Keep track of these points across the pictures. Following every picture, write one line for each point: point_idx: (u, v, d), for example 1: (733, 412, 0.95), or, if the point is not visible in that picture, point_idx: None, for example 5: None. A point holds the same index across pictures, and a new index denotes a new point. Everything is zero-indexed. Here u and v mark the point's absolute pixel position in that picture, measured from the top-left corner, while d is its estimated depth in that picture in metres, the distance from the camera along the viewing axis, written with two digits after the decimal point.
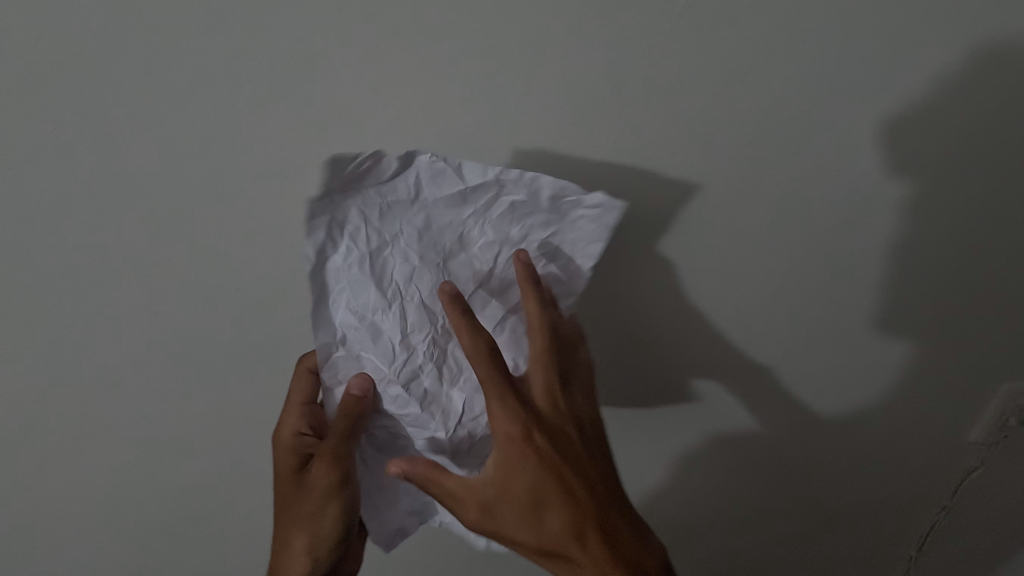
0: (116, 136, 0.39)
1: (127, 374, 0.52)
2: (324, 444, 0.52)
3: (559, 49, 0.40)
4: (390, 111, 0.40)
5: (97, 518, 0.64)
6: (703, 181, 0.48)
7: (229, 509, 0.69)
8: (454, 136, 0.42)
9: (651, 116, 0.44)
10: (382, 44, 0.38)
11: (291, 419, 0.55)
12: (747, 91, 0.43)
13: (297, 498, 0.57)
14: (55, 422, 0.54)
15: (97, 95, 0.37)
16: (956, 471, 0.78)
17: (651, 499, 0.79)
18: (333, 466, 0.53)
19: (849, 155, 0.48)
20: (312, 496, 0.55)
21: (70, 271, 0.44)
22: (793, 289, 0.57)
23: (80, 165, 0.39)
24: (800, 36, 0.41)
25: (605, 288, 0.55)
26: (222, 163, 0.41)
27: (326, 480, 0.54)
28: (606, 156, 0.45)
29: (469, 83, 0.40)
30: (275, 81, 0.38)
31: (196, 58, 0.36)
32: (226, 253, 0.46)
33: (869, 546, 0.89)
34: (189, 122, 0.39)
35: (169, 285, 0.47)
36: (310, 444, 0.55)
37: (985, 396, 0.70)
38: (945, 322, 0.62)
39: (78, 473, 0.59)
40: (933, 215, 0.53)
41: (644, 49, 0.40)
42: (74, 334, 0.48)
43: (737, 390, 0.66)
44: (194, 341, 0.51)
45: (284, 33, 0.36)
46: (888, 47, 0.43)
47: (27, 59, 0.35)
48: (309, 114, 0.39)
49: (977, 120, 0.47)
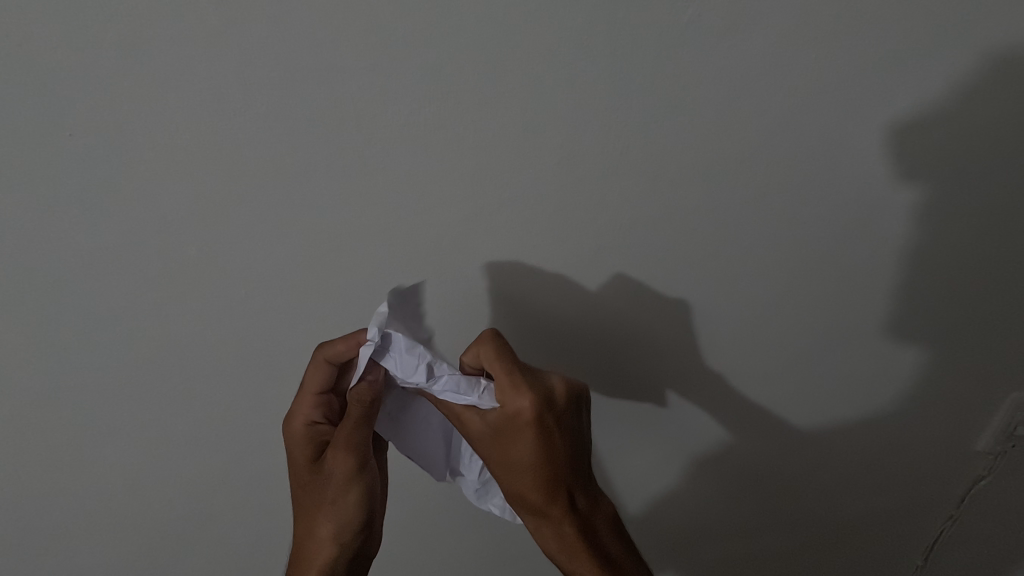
0: (128, 140, 0.38)
1: (137, 396, 0.51)
2: (342, 432, 0.51)
3: (567, 58, 0.40)
4: (401, 118, 0.41)
5: (103, 550, 0.63)
6: (711, 192, 0.48)
7: (237, 540, 0.67)
8: (464, 144, 0.42)
9: (657, 126, 0.44)
10: (389, 54, 0.38)
11: (304, 410, 0.52)
12: (751, 102, 0.44)
13: (317, 490, 0.55)
14: (65, 449, 0.53)
15: (110, 103, 0.37)
16: (963, 480, 0.78)
17: (656, 508, 0.79)
18: (350, 446, 0.51)
19: (855, 165, 0.48)
20: (331, 486, 0.54)
21: (82, 289, 0.44)
22: (799, 300, 0.58)
23: (91, 171, 0.39)
24: (805, 47, 0.42)
25: (608, 304, 0.55)
26: (236, 176, 0.41)
27: (344, 469, 0.52)
28: (613, 168, 0.45)
29: (478, 91, 0.40)
30: (288, 93, 0.38)
31: (212, 68, 0.37)
32: (238, 267, 0.46)
33: (875, 555, 0.89)
34: (204, 132, 0.39)
35: (182, 303, 0.47)
36: (326, 434, 0.53)
37: (991, 406, 0.69)
38: (952, 333, 0.62)
39: (86, 504, 0.58)
40: (939, 228, 0.53)
41: (650, 58, 0.41)
42: (84, 354, 0.48)
43: (744, 404, 0.66)
44: (197, 355, 0.50)
45: (298, 40, 0.37)
46: (893, 58, 0.43)
47: (43, 63, 0.35)
48: (320, 120, 0.40)
49: (985, 131, 0.47)
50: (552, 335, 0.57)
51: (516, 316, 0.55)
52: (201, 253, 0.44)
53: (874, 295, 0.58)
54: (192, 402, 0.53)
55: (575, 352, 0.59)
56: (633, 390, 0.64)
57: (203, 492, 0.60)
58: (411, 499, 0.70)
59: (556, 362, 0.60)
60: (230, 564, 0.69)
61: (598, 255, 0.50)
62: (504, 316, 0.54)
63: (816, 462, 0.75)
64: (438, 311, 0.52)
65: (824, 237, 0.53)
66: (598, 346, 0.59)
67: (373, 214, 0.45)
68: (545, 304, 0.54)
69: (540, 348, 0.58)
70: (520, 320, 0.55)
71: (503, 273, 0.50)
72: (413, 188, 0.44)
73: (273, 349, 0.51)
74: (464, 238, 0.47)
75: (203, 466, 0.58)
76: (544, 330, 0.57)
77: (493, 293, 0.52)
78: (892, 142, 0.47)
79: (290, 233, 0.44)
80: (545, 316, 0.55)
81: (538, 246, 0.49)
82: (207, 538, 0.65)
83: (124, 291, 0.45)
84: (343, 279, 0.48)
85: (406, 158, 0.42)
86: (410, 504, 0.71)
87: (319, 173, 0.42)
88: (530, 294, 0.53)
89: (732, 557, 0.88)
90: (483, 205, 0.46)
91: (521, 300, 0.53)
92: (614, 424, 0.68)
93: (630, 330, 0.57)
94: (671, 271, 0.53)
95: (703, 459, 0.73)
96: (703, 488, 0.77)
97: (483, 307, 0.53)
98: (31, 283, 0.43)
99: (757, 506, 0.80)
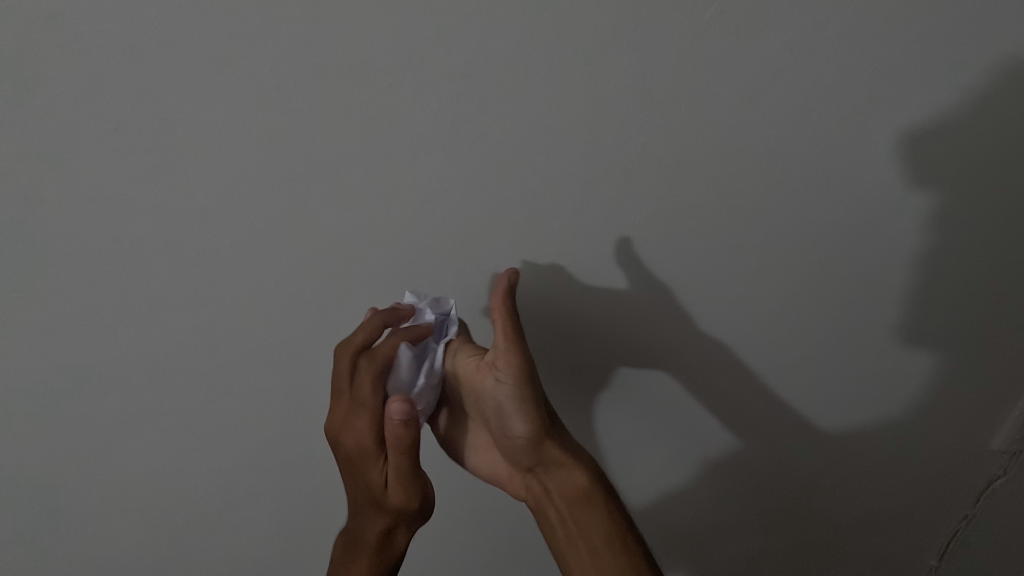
0: (168, 135, 0.40)
1: (161, 383, 0.52)
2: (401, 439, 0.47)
3: (592, 56, 0.41)
4: (429, 113, 0.42)
5: (117, 539, 0.63)
6: (729, 189, 0.49)
7: (251, 535, 0.67)
8: (490, 140, 0.43)
9: (678, 123, 0.45)
10: (419, 51, 0.39)
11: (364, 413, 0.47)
12: (769, 98, 0.45)
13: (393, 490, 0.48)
14: (90, 432, 0.54)
15: (148, 95, 0.38)
16: (980, 478, 0.78)
17: (672, 514, 0.78)
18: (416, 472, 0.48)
19: (877, 162, 0.49)
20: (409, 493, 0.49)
21: (108, 275, 0.45)
22: (817, 297, 0.58)
23: (132, 160, 0.41)
24: (823, 45, 0.43)
25: (628, 305, 0.55)
26: (264, 168, 0.42)
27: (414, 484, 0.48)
28: (631, 164, 0.46)
29: (504, 87, 0.41)
30: (317, 87, 0.39)
31: (247, 62, 0.38)
32: (262, 259, 0.46)
33: (890, 553, 0.88)
34: (235, 125, 0.40)
35: (206, 293, 0.48)
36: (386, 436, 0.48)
37: (1007, 405, 0.70)
38: (972, 330, 0.62)
39: (107, 489, 0.59)
40: (959, 225, 0.54)
41: (672, 55, 0.42)
42: (108, 339, 0.49)
43: (762, 402, 0.66)
44: (225, 347, 0.51)
45: (336, 39, 0.38)
46: (909, 55, 0.44)
47: (92, 54, 0.36)
48: (350, 115, 0.41)
49: (1003, 130, 0.48)
50: (548, 347, 0.57)
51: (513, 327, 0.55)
52: (225, 244, 0.45)
53: (894, 292, 0.58)
54: (213, 392, 0.54)
55: (572, 364, 0.59)
56: (642, 399, 0.64)
57: (220, 484, 0.61)
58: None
59: (560, 376, 0.59)
60: (240, 561, 0.69)
61: (617, 252, 0.51)
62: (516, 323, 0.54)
63: (830, 459, 0.74)
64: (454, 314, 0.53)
65: (842, 234, 0.53)
66: (601, 356, 0.59)
67: (396, 208, 0.45)
68: (547, 308, 0.54)
69: (541, 361, 0.58)
70: (530, 327, 0.55)
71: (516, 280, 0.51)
72: (439, 182, 0.45)
73: (298, 344, 0.52)
74: (487, 234, 0.48)
75: (229, 457, 0.59)
76: (535, 343, 0.57)
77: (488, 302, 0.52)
78: (911, 138, 0.48)
79: (316, 225, 0.45)
80: (539, 327, 0.55)
81: (558, 242, 0.49)
82: (218, 532, 0.65)
83: (151, 277, 0.46)
84: (369, 275, 0.49)
85: (431, 154, 0.43)
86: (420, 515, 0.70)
87: (346, 166, 0.43)
88: (527, 302, 0.53)
89: (745, 560, 0.87)
90: (505, 200, 0.46)
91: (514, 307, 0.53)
92: (618, 436, 0.67)
93: (636, 336, 0.57)
94: (689, 268, 0.53)
95: (720, 462, 0.72)
96: (719, 489, 0.76)
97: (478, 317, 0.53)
98: (72, 270, 0.45)
99: (773, 505, 0.79)
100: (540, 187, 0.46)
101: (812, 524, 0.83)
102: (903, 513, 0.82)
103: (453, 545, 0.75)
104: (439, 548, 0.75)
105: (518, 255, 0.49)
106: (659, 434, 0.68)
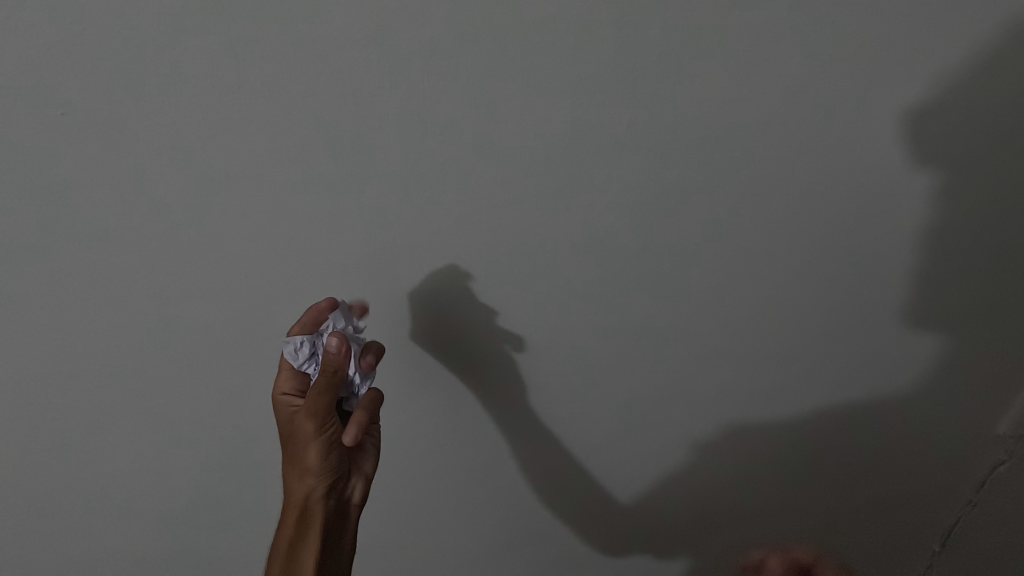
0: (122, 124, 0.38)
1: (131, 381, 0.51)
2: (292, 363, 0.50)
3: (567, 34, 0.39)
4: (397, 97, 0.40)
5: (96, 537, 0.62)
6: (716, 170, 0.47)
7: (236, 531, 0.65)
8: (464, 124, 0.41)
9: (660, 103, 0.43)
10: (384, 32, 0.37)
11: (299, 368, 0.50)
12: (757, 76, 0.43)
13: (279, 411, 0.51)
14: (61, 432, 0.53)
15: (98, 82, 0.36)
16: (983, 464, 0.77)
17: (668, 507, 0.76)
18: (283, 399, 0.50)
19: (872, 140, 0.47)
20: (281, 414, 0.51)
21: (69, 270, 0.44)
22: (810, 283, 0.55)
23: (87, 148, 0.39)
24: (809, 19, 0.41)
25: (614, 295, 0.53)
26: (226, 158, 0.40)
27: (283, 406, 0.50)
28: (613, 147, 0.44)
29: (477, 65, 0.39)
30: (278, 72, 0.38)
31: (202, 46, 0.36)
32: (229, 252, 0.45)
33: (891, 542, 0.87)
34: (192, 113, 0.38)
35: (172, 287, 0.46)
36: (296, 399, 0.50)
37: (1008, 390, 0.69)
38: (971, 314, 0.60)
39: (83, 488, 0.57)
40: (957, 207, 0.52)
41: (654, 26, 0.40)
42: (73, 336, 0.47)
43: (755, 392, 0.64)
44: (197, 344, 0.49)
45: (296, 21, 0.36)
46: (907, 22, 0.42)
47: (37, 39, 0.35)
48: (313, 99, 0.39)
49: (1000, 106, 0.46)
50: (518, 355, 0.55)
51: (478, 343, 0.53)
52: (189, 237, 0.43)
53: (891, 276, 0.56)
54: (185, 390, 0.52)
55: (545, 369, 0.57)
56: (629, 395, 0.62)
57: (200, 481, 0.60)
58: (412, 507, 0.68)
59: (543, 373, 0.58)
60: (226, 556, 0.68)
61: (601, 238, 0.49)
62: (489, 328, 0.53)
63: (827, 447, 0.72)
64: (429, 314, 0.50)
65: (836, 216, 0.51)
66: (582, 356, 0.57)
67: (367, 198, 0.43)
68: (528, 306, 0.52)
69: (517, 373, 0.57)
70: (505, 336, 0.54)
71: (495, 273, 0.49)
72: (415, 169, 0.43)
73: (271, 344, 0.50)
74: (466, 224, 0.46)
75: (209, 456, 0.58)
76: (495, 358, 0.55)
77: (444, 316, 0.51)
78: (905, 115, 0.46)
79: (284, 215, 0.43)
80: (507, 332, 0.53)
81: (539, 229, 0.47)
82: (201, 528, 0.64)
83: (113, 272, 0.44)
84: (341, 271, 0.47)
85: (403, 141, 0.41)
86: (409, 514, 0.68)
87: (313, 155, 0.41)
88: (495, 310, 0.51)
89: (742, 551, 0.85)
90: (481, 187, 0.44)
91: (473, 321, 0.52)
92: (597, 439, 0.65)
93: (618, 329, 0.55)
94: (675, 253, 0.51)
95: (717, 454, 0.70)
96: (716, 479, 0.74)
97: (439, 330, 0.52)
98: (34, 268, 0.43)
99: (768, 492, 0.78)
100: (519, 173, 0.44)
101: (809, 512, 0.81)
102: (905, 499, 0.81)
103: (443, 543, 0.73)
104: (431, 548, 0.73)
105: (498, 245, 0.47)
106: (648, 433, 0.66)
